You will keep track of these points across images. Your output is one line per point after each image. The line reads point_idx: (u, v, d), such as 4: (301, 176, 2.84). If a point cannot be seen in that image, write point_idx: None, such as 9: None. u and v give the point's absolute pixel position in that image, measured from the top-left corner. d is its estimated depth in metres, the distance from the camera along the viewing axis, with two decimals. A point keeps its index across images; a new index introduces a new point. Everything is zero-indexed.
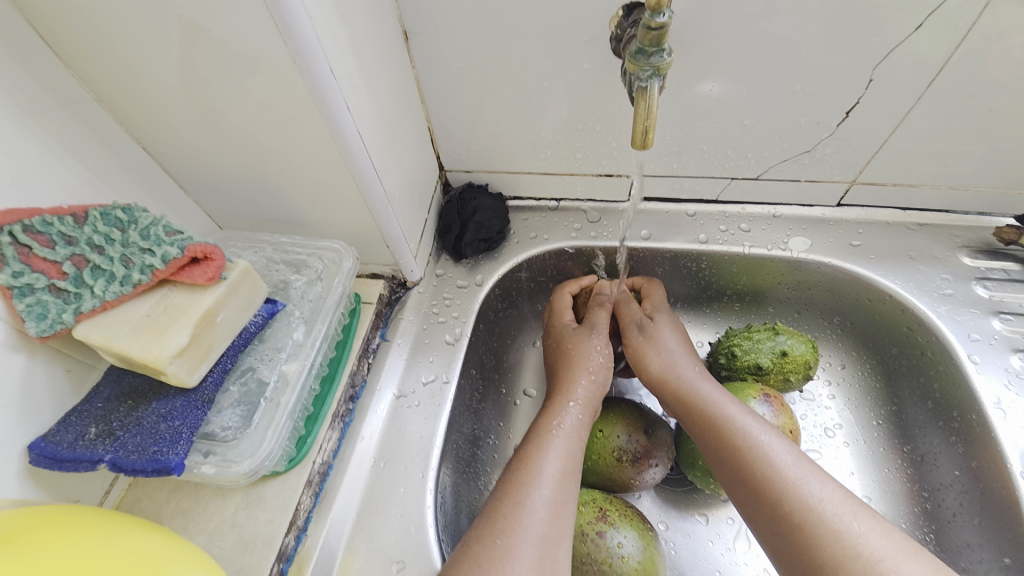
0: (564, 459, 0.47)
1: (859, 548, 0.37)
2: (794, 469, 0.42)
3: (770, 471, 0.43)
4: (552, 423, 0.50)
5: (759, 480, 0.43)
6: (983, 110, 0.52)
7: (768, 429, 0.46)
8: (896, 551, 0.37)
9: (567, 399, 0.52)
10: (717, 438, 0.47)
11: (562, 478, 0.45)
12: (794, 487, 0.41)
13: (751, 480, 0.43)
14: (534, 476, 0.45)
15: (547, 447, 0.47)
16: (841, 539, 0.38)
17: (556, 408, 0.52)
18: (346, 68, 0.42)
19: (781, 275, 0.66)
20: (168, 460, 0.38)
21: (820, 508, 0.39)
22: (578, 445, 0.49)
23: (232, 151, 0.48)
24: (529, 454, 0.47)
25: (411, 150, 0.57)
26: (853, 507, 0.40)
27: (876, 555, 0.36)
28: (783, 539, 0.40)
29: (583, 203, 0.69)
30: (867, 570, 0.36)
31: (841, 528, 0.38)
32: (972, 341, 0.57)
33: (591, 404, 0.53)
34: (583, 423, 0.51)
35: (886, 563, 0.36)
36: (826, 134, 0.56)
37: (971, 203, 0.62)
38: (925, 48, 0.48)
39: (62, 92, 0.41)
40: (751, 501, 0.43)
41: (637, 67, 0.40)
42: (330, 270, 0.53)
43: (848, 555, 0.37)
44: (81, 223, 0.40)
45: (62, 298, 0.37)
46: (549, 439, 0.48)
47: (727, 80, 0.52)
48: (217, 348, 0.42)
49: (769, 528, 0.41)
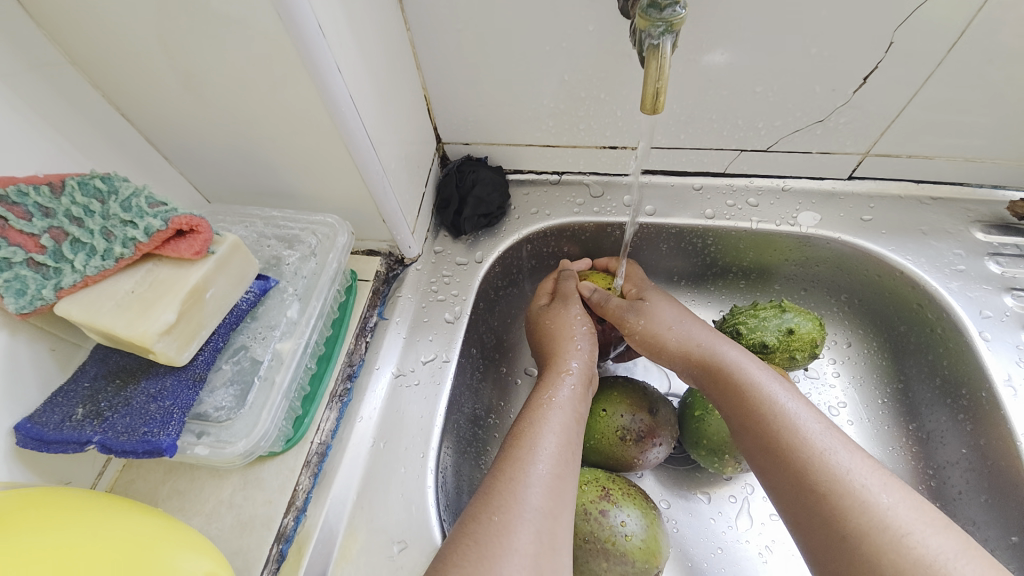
0: (560, 433, 0.46)
1: (885, 520, 0.36)
2: (823, 440, 0.41)
3: (797, 442, 0.42)
4: (546, 397, 0.49)
5: (785, 450, 0.42)
6: (1005, 77, 0.49)
7: (795, 399, 0.45)
8: (925, 524, 0.36)
9: (559, 372, 0.52)
10: (742, 407, 0.46)
11: (559, 452, 0.45)
12: (821, 457, 0.40)
13: (776, 450, 0.42)
14: (529, 451, 0.44)
15: (542, 421, 0.47)
16: (868, 511, 0.37)
17: (550, 382, 0.51)
18: (335, 26, 0.39)
19: (789, 252, 0.65)
20: (159, 441, 0.37)
21: (848, 479, 0.39)
22: (574, 417, 0.48)
23: (217, 119, 0.45)
24: (523, 430, 0.46)
25: (407, 119, 0.54)
26: (881, 479, 0.39)
27: (903, 527, 0.36)
28: (805, 509, 0.39)
29: (586, 176, 0.67)
30: (892, 543, 0.35)
31: (868, 499, 0.37)
32: (983, 318, 0.56)
33: (586, 379, 0.52)
34: (578, 395, 0.50)
35: (914, 536, 0.35)
36: (841, 103, 0.54)
37: (987, 176, 0.60)
38: (951, 9, 0.45)
39: (33, 52, 0.39)
40: (774, 470, 0.42)
41: (649, 23, 0.38)
42: (324, 245, 0.51)
43: (875, 527, 0.36)
44: (58, 193, 0.37)
45: (41, 273, 0.35)
46: (545, 413, 0.47)
47: (739, 44, 0.50)
48: (208, 326, 0.40)
49: (791, 498, 0.41)
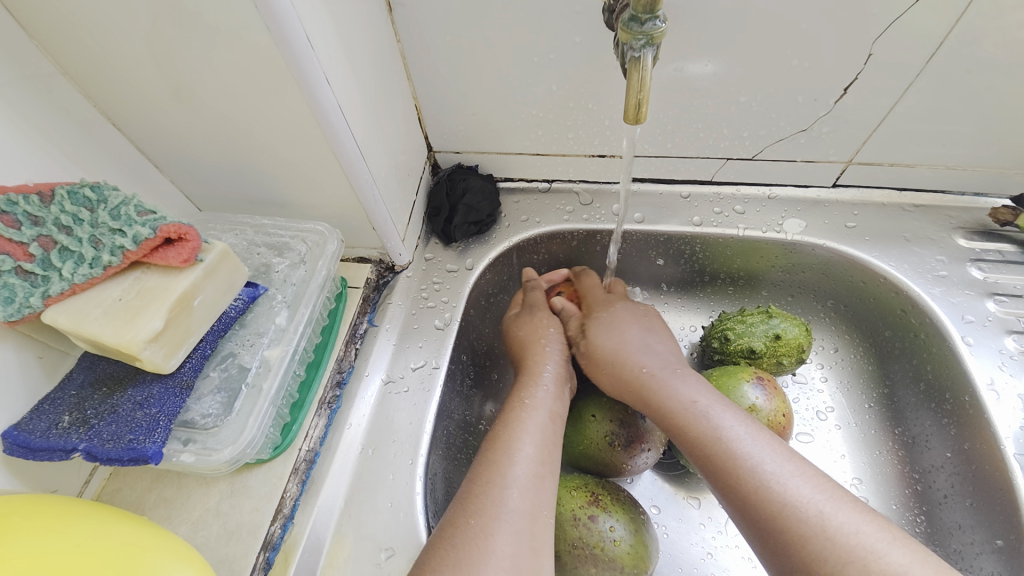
0: (536, 435, 0.46)
1: (815, 526, 0.37)
2: (765, 469, 0.41)
3: (736, 475, 0.42)
4: (522, 401, 0.50)
5: (728, 483, 0.42)
6: (979, 88, 0.51)
7: (730, 409, 0.46)
8: (855, 525, 0.37)
9: (534, 378, 0.52)
10: (678, 424, 0.46)
11: (534, 453, 0.45)
12: (760, 492, 0.40)
13: (721, 483, 0.43)
14: (506, 453, 0.44)
15: (518, 424, 0.47)
16: (812, 541, 0.37)
17: (525, 386, 0.52)
18: (324, 39, 0.40)
19: (776, 258, 0.66)
20: (145, 448, 0.37)
21: (789, 511, 0.38)
22: (550, 419, 0.48)
23: (208, 130, 0.46)
24: (500, 432, 0.47)
25: (397, 129, 0.55)
26: (811, 484, 0.40)
27: (835, 532, 0.37)
28: (758, 541, 0.40)
29: (576, 184, 0.68)
30: (837, 572, 0.35)
31: (811, 529, 0.37)
32: (966, 323, 0.56)
33: (557, 383, 0.53)
34: (553, 399, 0.51)
35: (847, 538, 0.36)
36: (824, 112, 0.55)
37: (968, 184, 0.61)
38: (924, 24, 0.46)
39: (25, 64, 0.39)
40: (717, 484, 0.43)
41: (630, 36, 0.38)
42: (314, 252, 0.51)
43: (807, 534, 0.37)
44: (48, 202, 0.37)
45: (29, 281, 0.36)
46: (521, 414, 0.48)
47: (722, 56, 0.51)
48: (194, 334, 0.41)
49: (738, 511, 0.41)
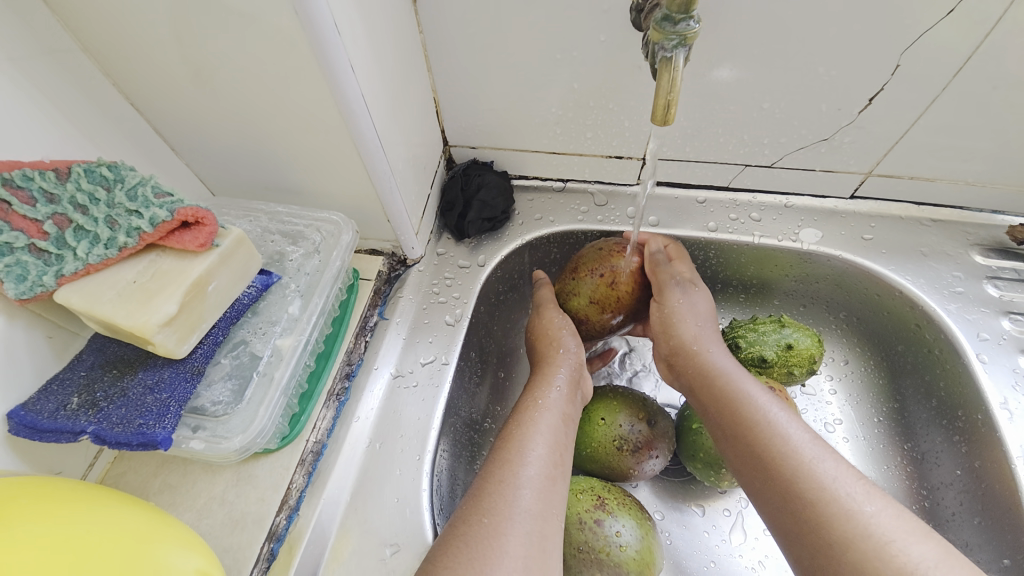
0: (548, 436, 0.46)
1: (869, 528, 0.36)
2: (825, 468, 0.40)
3: (783, 448, 0.42)
4: (535, 400, 0.50)
5: (772, 458, 0.42)
6: (1005, 104, 0.50)
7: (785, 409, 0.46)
8: (906, 532, 0.36)
9: (547, 377, 0.52)
10: (734, 416, 0.46)
11: (546, 453, 0.44)
12: (807, 466, 0.40)
13: (760, 461, 0.43)
14: (517, 453, 0.44)
15: (531, 424, 0.47)
16: (853, 518, 0.37)
17: (538, 386, 0.52)
18: (351, 25, 0.39)
19: (789, 267, 0.65)
20: (154, 433, 0.36)
21: (833, 489, 0.39)
22: (563, 420, 0.48)
23: (227, 112, 0.45)
24: (512, 434, 0.46)
25: (415, 121, 0.54)
26: (864, 488, 0.39)
27: (886, 535, 0.36)
28: (792, 518, 0.39)
29: (591, 185, 0.67)
30: (876, 550, 0.35)
31: (853, 508, 0.37)
32: (981, 341, 0.56)
33: (575, 385, 0.52)
34: (566, 398, 0.50)
35: (897, 544, 0.35)
36: (846, 122, 0.54)
37: (987, 200, 0.61)
38: (954, 37, 0.46)
39: (44, 38, 0.38)
40: (763, 480, 0.42)
41: (663, 36, 0.38)
42: (328, 243, 0.51)
43: (858, 534, 0.36)
44: (64, 179, 0.37)
45: (43, 259, 0.35)
46: (533, 415, 0.48)
47: (746, 63, 0.50)
48: (208, 319, 0.40)
49: (782, 508, 0.40)
